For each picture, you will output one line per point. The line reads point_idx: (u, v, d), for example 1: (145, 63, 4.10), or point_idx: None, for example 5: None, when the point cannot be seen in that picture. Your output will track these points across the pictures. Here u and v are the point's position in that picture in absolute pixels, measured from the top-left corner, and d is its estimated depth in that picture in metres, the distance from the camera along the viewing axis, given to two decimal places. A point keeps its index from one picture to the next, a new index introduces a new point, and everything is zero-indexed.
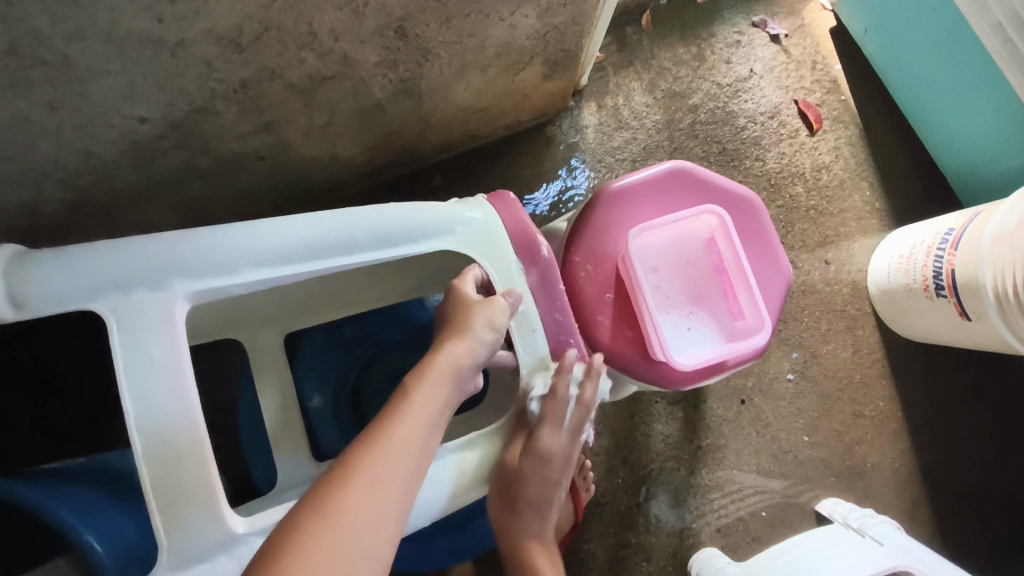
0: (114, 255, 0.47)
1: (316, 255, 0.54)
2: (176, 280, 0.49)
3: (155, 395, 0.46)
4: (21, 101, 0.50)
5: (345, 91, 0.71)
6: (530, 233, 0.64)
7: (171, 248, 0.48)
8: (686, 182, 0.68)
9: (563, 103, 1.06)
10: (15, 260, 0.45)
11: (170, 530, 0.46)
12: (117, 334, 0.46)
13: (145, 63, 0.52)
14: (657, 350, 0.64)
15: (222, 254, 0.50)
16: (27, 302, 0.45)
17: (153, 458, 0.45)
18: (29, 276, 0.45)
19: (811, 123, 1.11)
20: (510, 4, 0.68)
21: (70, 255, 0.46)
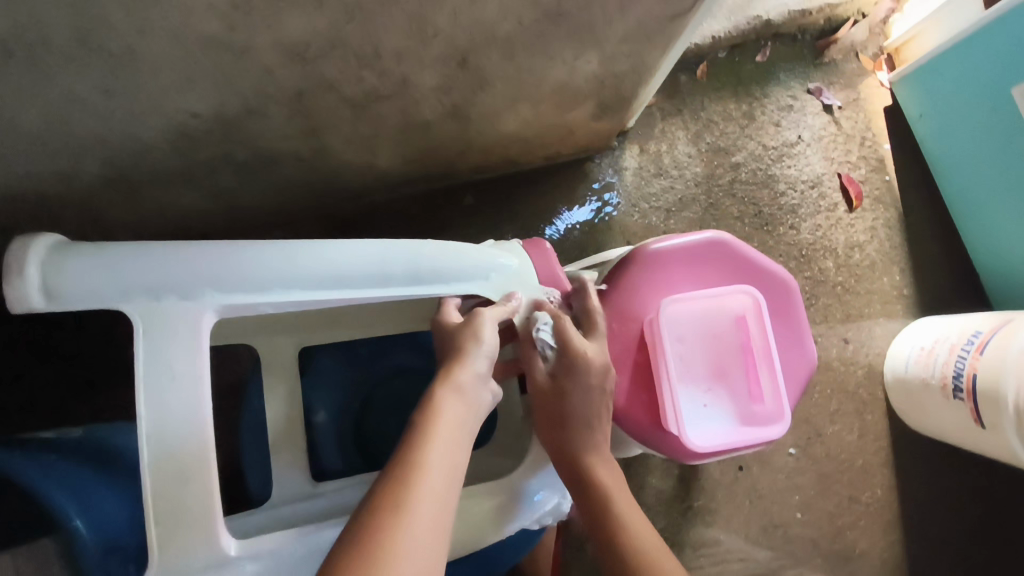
0: (152, 259, 0.46)
1: (348, 284, 0.53)
2: (207, 291, 0.48)
3: (170, 405, 0.45)
4: (78, 84, 0.50)
5: (396, 109, 0.71)
6: (557, 277, 0.68)
7: (208, 258, 0.48)
8: (723, 255, 0.67)
9: (606, 143, 1.05)
10: (56, 254, 0.45)
11: (164, 545, 0.45)
12: (142, 340, 0.45)
13: (208, 63, 0.51)
14: (670, 421, 0.62)
15: (258, 270, 0.49)
16: (60, 295, 0.45)
17: (156, 470, 0.44)
18: (66, 270, 0.44)
19: (851, 199, 1.10)
20: (576, 49, 0.67)
21: (106, 253, 0.46)
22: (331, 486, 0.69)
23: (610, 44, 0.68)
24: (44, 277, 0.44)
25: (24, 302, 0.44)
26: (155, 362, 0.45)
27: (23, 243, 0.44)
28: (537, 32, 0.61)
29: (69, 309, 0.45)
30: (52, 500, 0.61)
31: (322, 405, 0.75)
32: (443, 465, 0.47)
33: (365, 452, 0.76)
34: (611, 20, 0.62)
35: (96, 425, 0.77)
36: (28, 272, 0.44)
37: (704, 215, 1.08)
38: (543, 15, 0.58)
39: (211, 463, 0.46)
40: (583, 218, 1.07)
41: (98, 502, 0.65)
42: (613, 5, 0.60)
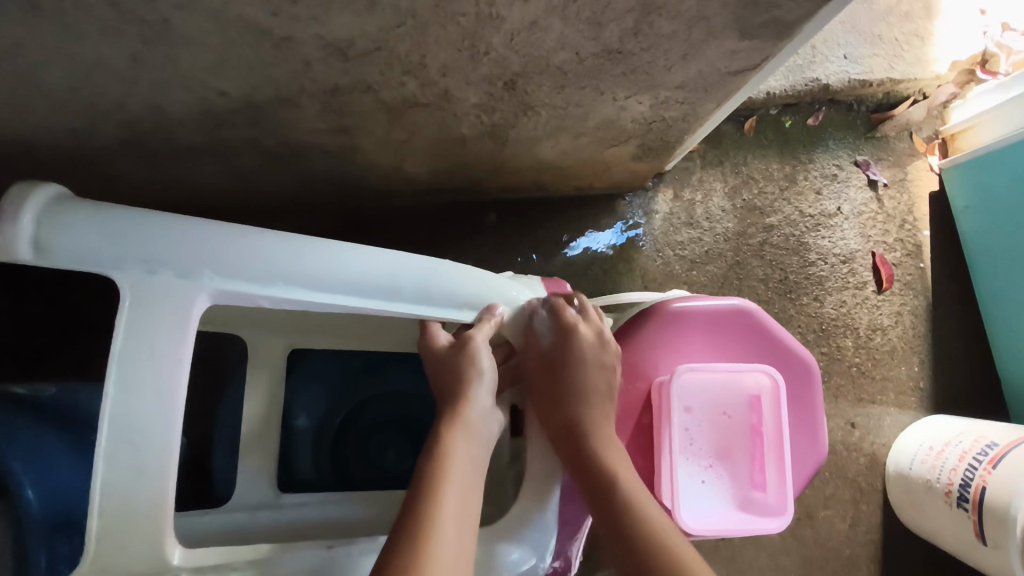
0: (155, 229, 0.43)
1: (356, 291, 0.49)
2: (207, 274, 0.44)
3: (139, 385, 0.41)
4: (106, 47, 0.47)
5: (433, 120, 0.68)
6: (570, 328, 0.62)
7: (214, 240, 0.44)
8: (747, 327, 0.63)
9: (640, 183, 1.02)
10: (56, 207, 0.42)
11: (103, 535, 0.41)
12: (125, 313, 0.42)
13: (245, 47, 0.49)
14: (664, 494, 0.58)
15: (263, 261, 0.46)
16: (51, 250, 0.42)
17: (112, 452, 0.40)
18: (62, 226, 0.42)
19: (881, 280, 1.07)
20: (629, 89, 0.64)
21: (106, 214, 0.43)
22: (295, 501, 0.66)
23: (665, 89, 0.65)
24: (37, 228, 0.42)
25: (10, 251, 0.41)
26: (134, 340, 0.41)
27: (23, 190, 0.41)
28: (593, 67, 0.58)
29: (56, 266, 0.42)
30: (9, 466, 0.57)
31: (304, 410, 0.72)
32: (458, 512, 0.47)
33: (339, 469, 0.73)
34: (672, 66, 0.59)
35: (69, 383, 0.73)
36: (21, 221, 0.41)
37: (729, 271, 1.05)
38: (603, 51, 0.55)
39: (173, 461, 0.42)
40: (604, 254, 1.04)
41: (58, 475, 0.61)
42: (676, 52, 0.56)
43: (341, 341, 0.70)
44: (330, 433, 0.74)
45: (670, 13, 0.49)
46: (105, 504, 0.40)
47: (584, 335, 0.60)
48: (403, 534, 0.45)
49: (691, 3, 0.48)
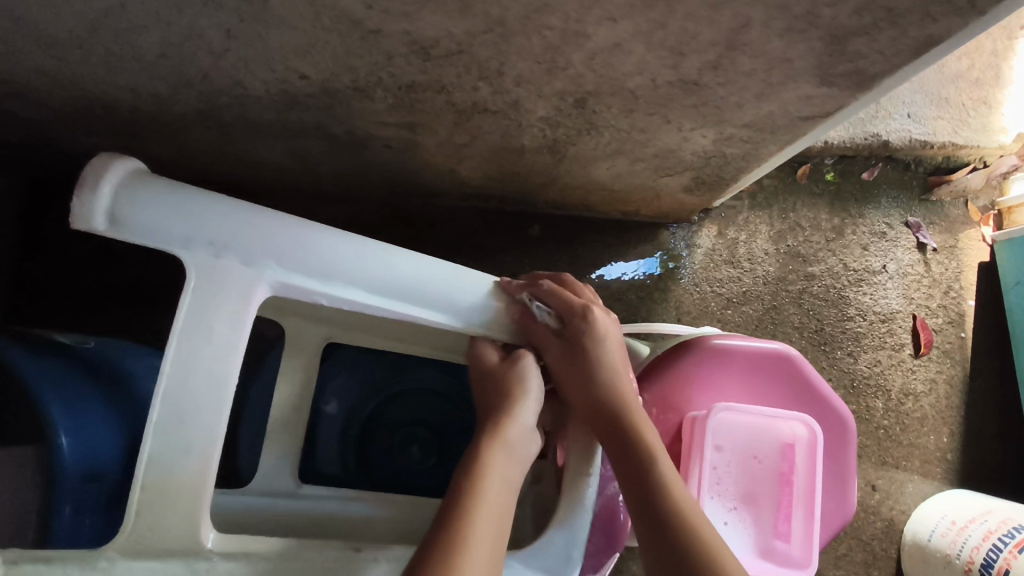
0: (223, 214, 0.45)
1: (407, 298, 0.50)
2: (269, 264, 0.46)
3: (196, 367, 0.42)
4: (203, 18, 0.49)
5: (497, 127, 0.69)
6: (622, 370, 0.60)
7: (283, 233, 0.46)
8: (788, 375, 0.63)
9: (686, 216, 1.02)
10: (135, 182, 0.44)
11: (141, 507, 0.41)
12: (188, 294, 0.43)
13: (334, 34, 0.50)
14: None
15: (325, 259, 0.47)
16: (125, 222, 0.44)
17: (161, 428, 0.41)
18: (138, 201, 0.43)
19: (919, 345, 1.05)
20: (695, 122, 0.64)
21: (181, 194, 0.44)
22: (313, 493, 0.67)
23: (731, 126, 0.65)
24: (113, 199, 0.43)
25: (86, 221, 0.43)
26: (195, 319, 0.43)
27: (105, 162, 0.43)
28: (665, 95, 0.58)
29: (126, 238, 0.44)
30: (48, 412, 0.58)
31: (334, 396, 0.74)
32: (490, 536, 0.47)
33: (364, 463, 0.73)
34: (744, 104, 0.59)
35: (105, 340, 0.77)
36: (99, 189, 0.43)
37: (765, 315, 1.04)
38: (679, 80, 0.55)
39: (217, 442, 0.42)
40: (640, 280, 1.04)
41: (92, 425, 0.62)
42: (751, 90, 0.56)
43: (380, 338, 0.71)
44: (357, 423, 0.74)
45: (754, 51, 0.50)
46: (147, 475, 0.41)
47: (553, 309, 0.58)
48: (440, 534, 0.46)
49: (778, 44, 0.49)
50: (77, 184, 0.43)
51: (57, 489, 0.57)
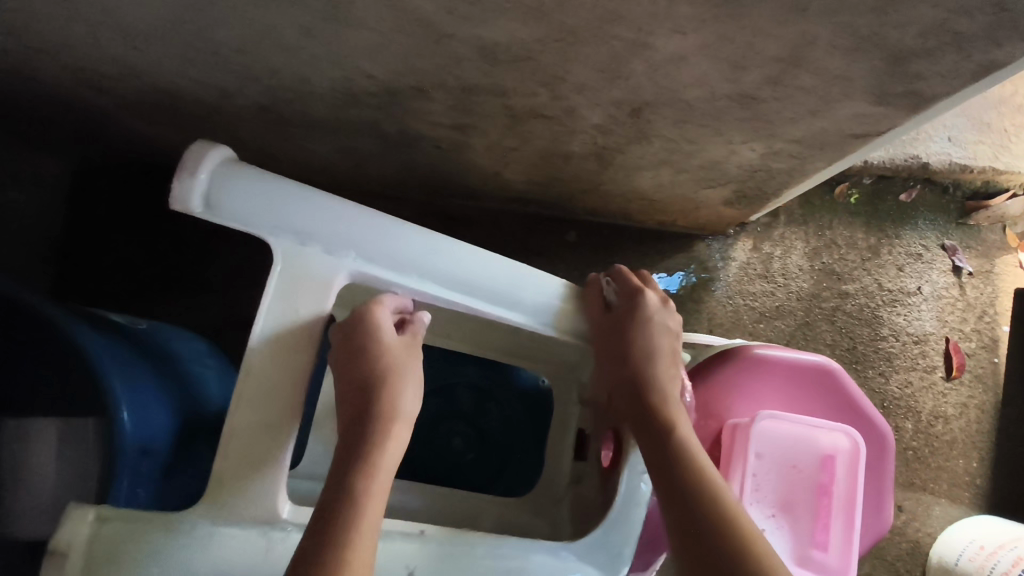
0: (309, 203, 0.49)
1: (471, 291, 0.54)
2: (349, 254, 0.50)
3: (274, 351, 0.48)
4: (284, 16, 0.51)
5: (549, 133, 0.70)
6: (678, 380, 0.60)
7: (365, 226, 0.50)
8: (830, 387, 0.65)
9: (722, 228, 1.03)
10: (229, 167, 0.48)
11: (223, 477, 0.47)
12: (275, 279, 0.48)
13: (407, 37, 0.52)
14: None
15: (400, 251, 0.52)
16: (219, 206, 0.48)
17: (242, 411, 0.47)
18: (230, 187, 0.47)
19: (951, 368, 1.05)
20: (746, 136, 0.65)
21: (271, 182, 0.49)
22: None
23: (781, 141, 0.66)
24: (210, 184, 0.48)
25: (184, 204, 0.47)
26: (280, 300, 0.48)
27: (203, 148, 0.47)
28: (720, 108, 0.59)
29: (219, 221, 0.48)
30: (111, 388, 0.61)
31: None
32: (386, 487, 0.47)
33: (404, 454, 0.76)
34: (797, 120, 0.60)
35: (155, 325, 0.83)
36: (199, 174, 0.47)
37: (797, 330, 1.05)
38: (737, 94, 0.56)
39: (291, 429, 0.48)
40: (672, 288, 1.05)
41: (146, 403, 0.65)
42: (806, 106, 0.58)
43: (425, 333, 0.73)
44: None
45: (816, 68, 0.51)
46: (226, 452, 0.47)
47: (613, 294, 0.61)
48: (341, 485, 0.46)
49: (840, 62, 0.50)
50: (178, 168, 0.47)
51: (117, 462, 0.61)
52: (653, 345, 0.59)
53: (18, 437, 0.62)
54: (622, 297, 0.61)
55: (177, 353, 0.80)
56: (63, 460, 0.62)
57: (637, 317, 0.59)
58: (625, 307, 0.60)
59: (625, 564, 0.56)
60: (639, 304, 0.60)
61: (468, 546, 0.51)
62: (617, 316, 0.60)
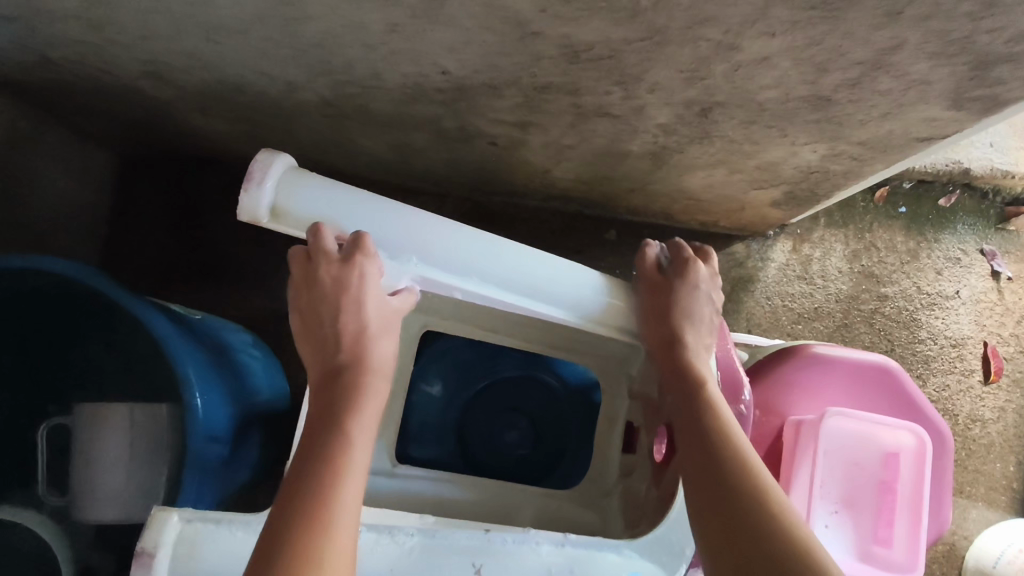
0: (371, 211, 0.51)
1: (530, 296, 0.54)
2: (412, 259, 0.52)
3: None
4: (375, 12, 0.51)
5: (611, 132, 0.71)
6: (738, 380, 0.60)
7: (425, 231, 0.51)
8: (892, 387, 0.66)
9: (764, 229, 1.03)
10: (292, 177, 0.50)
11: None
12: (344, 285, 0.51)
13: (495, 34, 0.52)
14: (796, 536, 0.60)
15: (461, 256, 0.52)
16: (289, 215, 0.50)
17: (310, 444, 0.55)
18: (295, 198, 0.49)
19: (989, 372, 1.05)
20: (811, 137, 0.66)
21: (333, 188, 0.50)
22: (409, 472, 0.72)
23: (845, 143, 0.66)
24: (274, 193, 0.49)
25: (252, 216, 0.49)
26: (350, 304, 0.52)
27: (266, 162, 0.48)
28: (792, 110, 0.60)
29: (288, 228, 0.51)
30: (184, 371, 0.62)
31: (436, 379, 0.79)
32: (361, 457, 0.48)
33: (463, 444, 0.79)
34: (867, 123, 0.61)
35: (208, 316, 0.83)
36: (264, 185, 0.48)
37: (835, 332, 1.06)
38: (812, 96, 0.57)
39: None
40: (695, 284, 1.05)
41: (212, 389, 0.66)
42: (879, 109, 0.58)
43: (473, 325, 0.73)
44: (457, 402, 0.80)
45: (897, 72, 0.51)
46: None
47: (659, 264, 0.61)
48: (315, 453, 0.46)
49: (923, 66, 0.50)
50: (245, 179, 0.48)
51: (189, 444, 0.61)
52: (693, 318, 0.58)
53: (87, 422, 0.66)
54: (675, 274, 0.60)
55: (229, 342, 0.81)
56: (133, 446, 0.65)
57: (681, 292, 0.59)
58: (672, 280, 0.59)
59: (685, 561, 0.55)
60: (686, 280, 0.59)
61: (534, 546, 0.54)
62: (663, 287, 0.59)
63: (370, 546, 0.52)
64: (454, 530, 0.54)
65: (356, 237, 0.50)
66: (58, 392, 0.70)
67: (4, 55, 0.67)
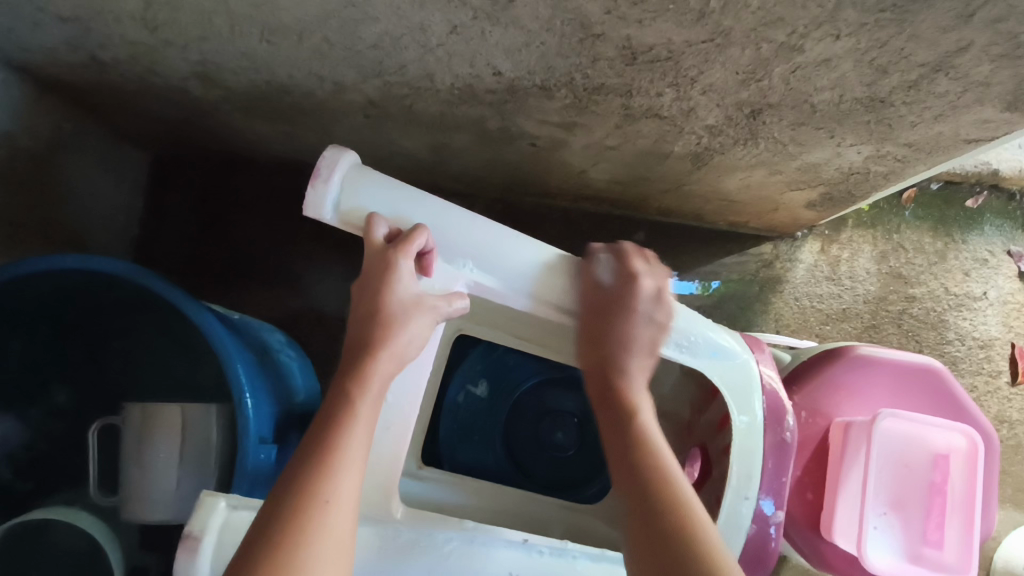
0: (431, 214, 0.53)
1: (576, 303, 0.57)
2: (468, 264, 0.54)
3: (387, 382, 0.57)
4: (439, 14, 0.52)
5: (655, 133, 0.71)
6: (781, 403, 0.59)
7: (479, 238, 0.54)
8: (938, 390, 0.67)
9: (793, 230, 1.04)
10: (356, 174, 0.52)
11: None
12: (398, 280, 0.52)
13: (556, 35, 0.53)
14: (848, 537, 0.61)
15: (517, 266, 0.55)
16: (348, 213, 0.51)
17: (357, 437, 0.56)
18: (360, 194, 0.51)
19: (1017, 373, 1.06)
20: (859, 138, 0.66)
21: (397, 192, 0.52)
22: (432, 475, 0.72)
23: (892, 144, 0.67)
24: (338, 191, 0.51)
25: (316, 209, 0.51)
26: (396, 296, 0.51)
27: (337, 156, 0.50)
28: (844, 111, 0.61)
29: (346, 227, 0.52)
30: (234, 372, 0.61)
31: (482, 380, 0.81)
32: (359, 448, 0.48)
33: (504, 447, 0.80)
34: (917, 124, 0.62)
35: (245, 315, 0.82)
36: (330, 182, 0.51)
37: (863, 332, 1.06)
38: (867, 98, 0.57)
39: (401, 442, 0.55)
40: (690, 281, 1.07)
41: (257, 392, 0.65)
42: (932, 111, 0.59)
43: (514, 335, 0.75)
44: (504, 404, 0.81)
45: (958, 74, 0.52)
46: None
47: (602, 278, 0.58)
48: (317, 438, 0.47)
49: (985, 68, 0.51)
50: (312, 176, 0.50)
51: (243, 442, 0.61)
52: (624, 332, 0.57)
53: (138, 423, 0.64)
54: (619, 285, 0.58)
55: (266, 342, 0.80)
56: (186, 440, 0.63)
57: (618, 306, 0.57)
58: (620, 303, 0.58)
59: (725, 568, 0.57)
60: (629, 293, 0.58)
61: (572, 559, 0.54)
62: (605, 299, 0.58)
63: (410, 544, 0.52)
64: (490, 536, 0.54)
65: (413, 229, 0.51)
66: (114, 391, 0.72)
67: (55, 56, 0.67)
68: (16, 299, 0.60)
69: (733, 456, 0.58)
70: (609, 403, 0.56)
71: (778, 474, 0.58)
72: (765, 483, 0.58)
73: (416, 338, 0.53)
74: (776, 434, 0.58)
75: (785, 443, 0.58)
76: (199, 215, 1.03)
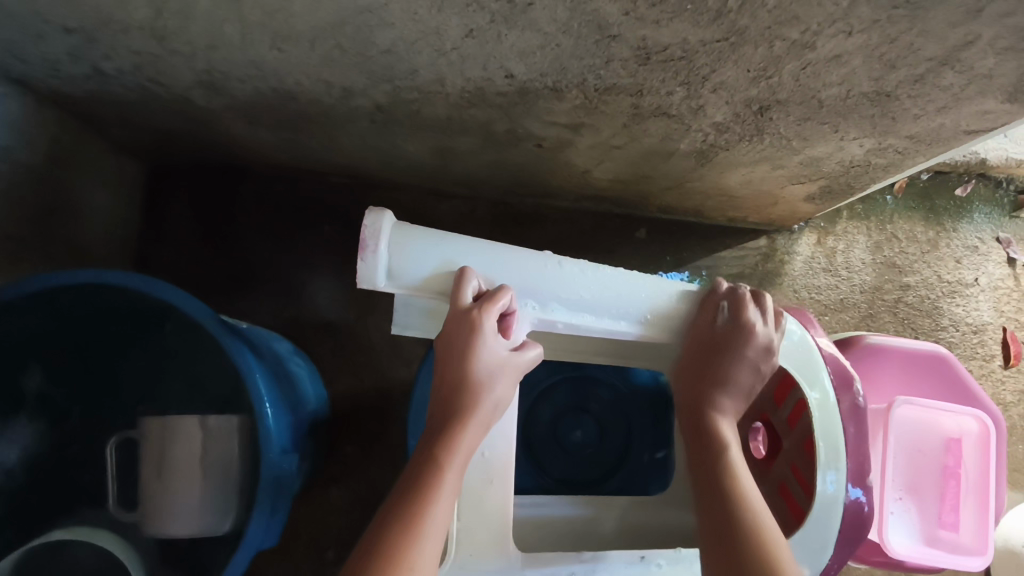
0: (482, 261, 0.55)
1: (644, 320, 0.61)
2: (529, 303, 0.57)
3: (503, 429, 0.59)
4: (455, 19, 0.52)
5: (663, 132, 0.72)
6: (844, 366, 0.65)
7: (531, 268, 0.56)
8: (946, 378, 0.76)
9: (790, 223, 1.06)
10: (402, 236, 0.52)
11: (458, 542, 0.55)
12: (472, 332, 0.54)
13: (571, 37, 0.53)
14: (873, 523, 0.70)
15: (584, 289, 0.58)
16: (400, 276, 0.52)
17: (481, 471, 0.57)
18: (410, 256, 0.52)
19: (1009, 356, 1.09)
20: (862, 131, 0.68)
21: (444, 240, 0.53)
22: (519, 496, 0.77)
23: (894, 136, 0.68)
24: (387, 256, 0.51)
25: (372, 278, 0.51)
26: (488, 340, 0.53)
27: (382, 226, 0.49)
28: (850, 106, 0.62)
29: (403, 288, 0.53)
30: (253, 383, 0.61)
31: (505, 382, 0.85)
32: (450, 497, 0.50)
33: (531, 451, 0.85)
34: (920, 116, 0.63)
35: (259, 329, 0.81)
36: (379, 250, 0.50)
37: (861, 322, 1.08)
38: (874, 92, 0.59)
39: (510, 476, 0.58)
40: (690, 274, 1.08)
41: (276, 406, 0.65)
42: (935, 103, 0.60)
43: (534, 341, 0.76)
44: (523, 407, 0.85)
45: (962, 67, 0.53)
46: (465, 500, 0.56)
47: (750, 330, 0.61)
48: (409, 486, 0.50)
49: (989, 61, 0.52)
50: (360, 248, 0.50)
51: (264, 454, 0.61)
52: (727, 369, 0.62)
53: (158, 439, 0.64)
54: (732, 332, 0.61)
55: (280, 354, 0.80)
56: (207, 453, 0.64)
57: (721, 348, 0.62)
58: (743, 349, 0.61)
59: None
60: (733, 341, 0.61)
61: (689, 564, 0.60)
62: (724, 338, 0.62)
63: None
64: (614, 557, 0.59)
65: (496, 293, 0.54)
66: (134, 402, 0.74)
67: (54, 69, 0.66)
68: (24, 319, 0.60)
69: (816, 429, 0.62)
70: (704, 430, 0.62)
71: (856, 438, 0.63)
72: (848, 454, 0.62)
73: (502, 400, 0.55)
74: (850, 398, 0.63)
75: (857, 404, 0.64)
76: (197, 225, 1.02)
